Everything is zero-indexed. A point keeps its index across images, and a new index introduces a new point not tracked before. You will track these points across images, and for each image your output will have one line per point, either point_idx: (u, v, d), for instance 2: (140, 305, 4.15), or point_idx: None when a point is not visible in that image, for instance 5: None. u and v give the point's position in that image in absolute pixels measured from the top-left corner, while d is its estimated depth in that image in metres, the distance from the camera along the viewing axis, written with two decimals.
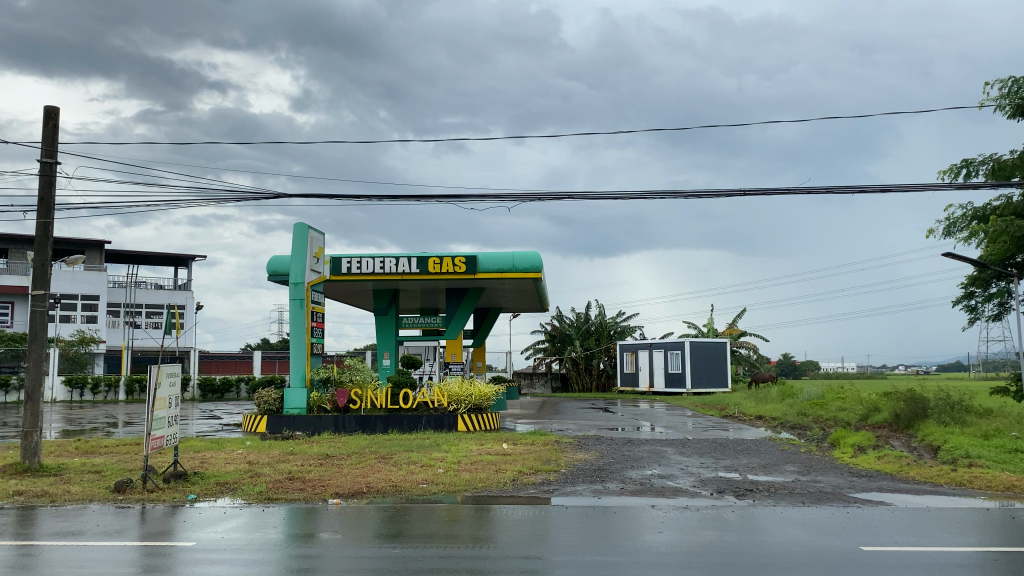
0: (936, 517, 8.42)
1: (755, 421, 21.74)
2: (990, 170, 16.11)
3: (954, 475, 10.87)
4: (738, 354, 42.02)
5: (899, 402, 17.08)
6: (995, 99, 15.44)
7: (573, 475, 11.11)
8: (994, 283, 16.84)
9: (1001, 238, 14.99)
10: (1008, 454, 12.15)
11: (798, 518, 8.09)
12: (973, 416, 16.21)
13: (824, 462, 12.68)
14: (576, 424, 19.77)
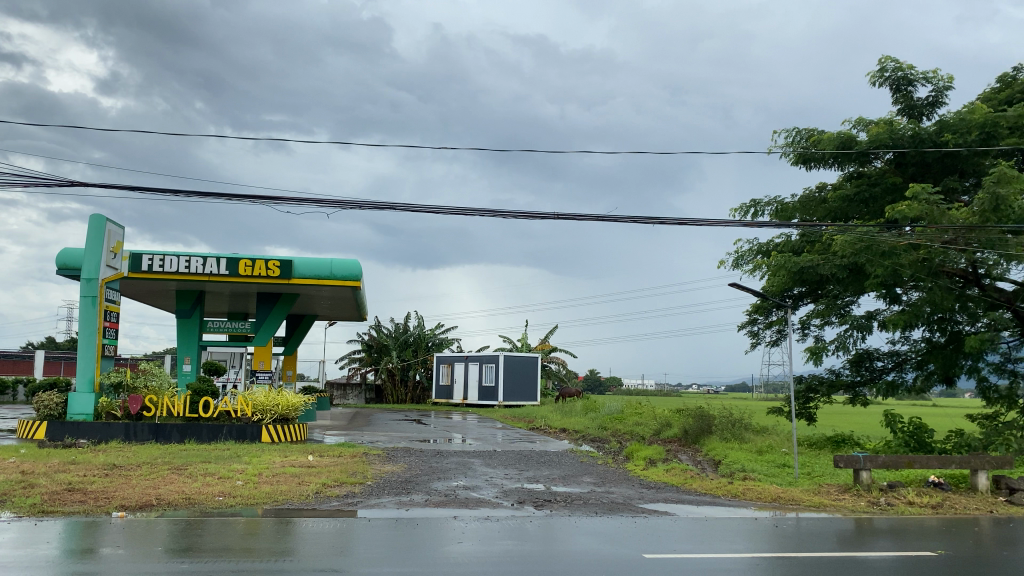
0: (714, 526, 9.18)
1: (560, 433, 22.64)
2: (774, 210, 17.79)
3: (731, 487, 11.86)
4: (548, 369, 43.41)
5: (689, 418, 18.39)
6: (781, 147, 17.07)
7: (377, 487, 11.06)
8: (774, 312, 18.60)
9: (780, 272, 16.54)
10: (777, 468, 13.43)
11: (591, 528, 8.52)
12: (750, 433, 17.78)
13: (618, 473, 13.41)
14: (386, 435, 19.62)
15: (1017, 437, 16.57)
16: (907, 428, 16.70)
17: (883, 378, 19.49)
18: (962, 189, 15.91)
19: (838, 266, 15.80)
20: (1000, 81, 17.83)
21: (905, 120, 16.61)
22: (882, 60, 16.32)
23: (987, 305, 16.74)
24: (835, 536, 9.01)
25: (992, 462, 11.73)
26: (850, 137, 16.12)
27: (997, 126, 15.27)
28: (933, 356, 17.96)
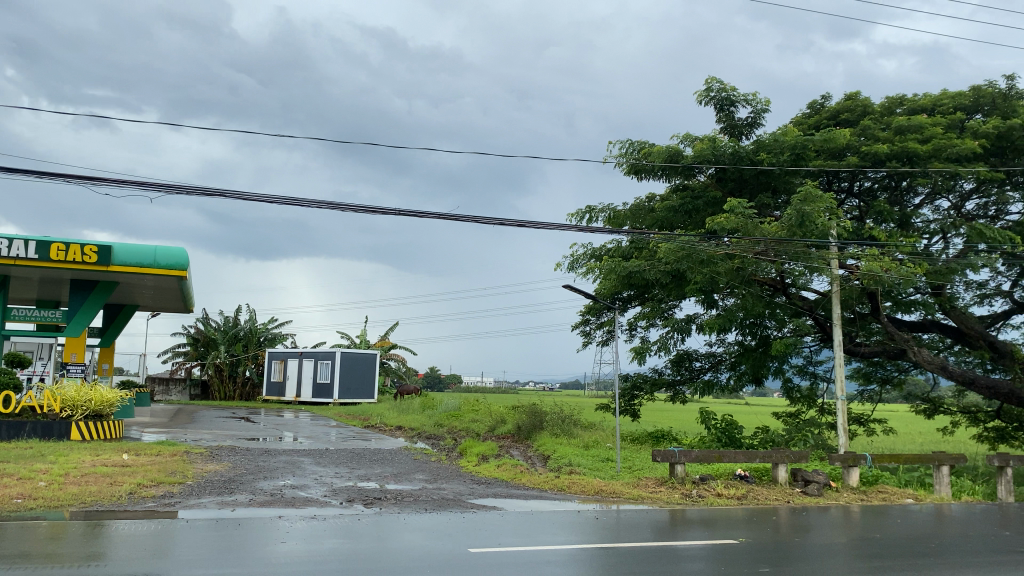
0: (539, 519, 9.49)
1: (395, 431, 22.54)
2: (608, 217, 18.56)
3: (557, 481, 12.28)
4: (387, 367, 42.96)
5: (522, 415, 18.87)
6: (615, 156, 17.79)
7: (199, 487, 10.60)
8: (604, 313, 19.44)
9: (610, 276, 17.29)
10: (601, 462, 14.06)
11: (420, 524, 8.58)
12: (578, 429, 18.50)
13: (450, 470, 13.56)
14: (211, 434, 18.78)
15: (814, 433, 18.29)
16: (720, 425, 17.94)
17: (701, 378, 20.80)
18: (774, 204, 17.30)
19: (662, 271, 16.70)
20: (810, 107, 19.52)
21: (726, 138, 17.84)
22: (708, 80, 17.42)
23: (791, 311, 18.16)
24: (650, 526, 9.55)
25: (790, 456, 12.81)
26: (678, 151, 17.09)
27: (805, 149, 16.73)
28: (745, 357, 19.32)
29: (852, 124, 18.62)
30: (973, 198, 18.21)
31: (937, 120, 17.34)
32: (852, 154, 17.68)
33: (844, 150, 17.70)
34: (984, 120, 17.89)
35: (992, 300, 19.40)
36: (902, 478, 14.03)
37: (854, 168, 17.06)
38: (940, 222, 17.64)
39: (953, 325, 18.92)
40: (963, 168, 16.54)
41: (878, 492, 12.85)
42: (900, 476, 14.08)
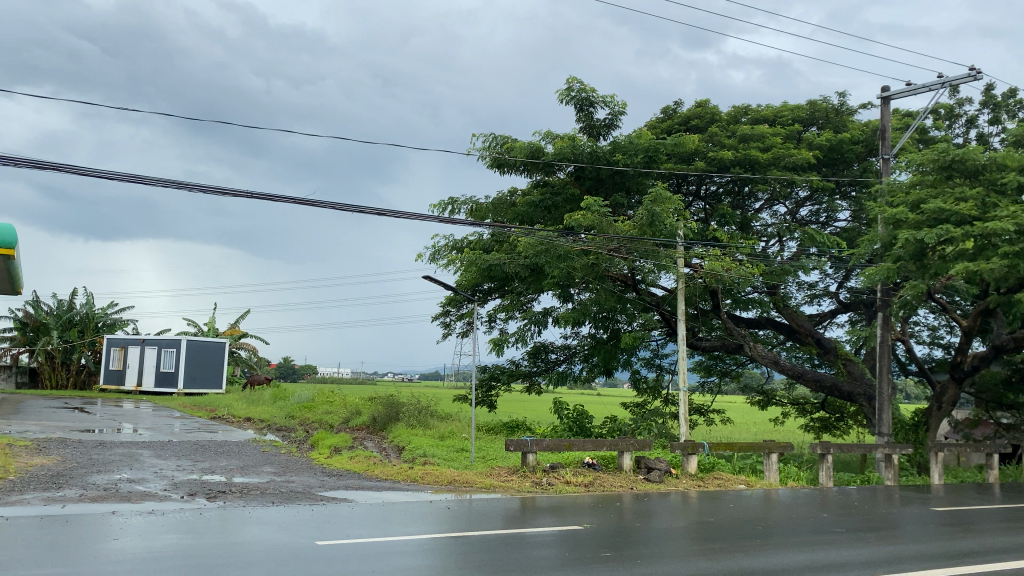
0: (391, 510, 9.47)
1: (244, 422, 21.80)
2: (470, 209, 18.67)
3: (411, 472, 12.30)
4: (237, 356, 41.34)
5: (377, 406, 18.71)
6: (479, 149, 17.90)
7: (22, 483, 9.86)
8: (465, 305, 19.61)
9: (471, 268, 17.42)
10: (456, 453, 14.18)
11: (267, 518, 8.37)
12: (434, 420, 18.58)
13: (300, 462, 13.27)
14: (39, 426, 17.47)
15: (658, 422, 19.22)
16: (571, 415, 18.51)
17: (556, 369, 21.33)
18: (627, 203, 18.00)
19: (521, 265, 16.99)
20: (663, 112, 20.40)
21: (585, 137, 18.35)
22: (569, 80, 17.85)
23: (641, 307, 18.89)
24: (501, 515, 9.74)
25: (635, 445, 13.38)
26: (539, 148, 17.39)
27: (657, 153, 17.48)
28: (597, 350, 20.01)
29: (701, 130, 19.61)
30: (806, 205, 19.60)
31: (777, 131, 18.57)
32: (701, 158, 18.63)
33: (693, 155, 18.59)
34: (817, 133, 19.31)
35: (820, 300, 21.00)
36: (736, 466, 14.96)
37: (702, 172, 17.99)
38: (777, 227, 18.89)
39: (785, 322, 20.30)
40: (799, 177, 17.80)
41: (714, 479, 13.65)
42: (734, 463, 15.00)
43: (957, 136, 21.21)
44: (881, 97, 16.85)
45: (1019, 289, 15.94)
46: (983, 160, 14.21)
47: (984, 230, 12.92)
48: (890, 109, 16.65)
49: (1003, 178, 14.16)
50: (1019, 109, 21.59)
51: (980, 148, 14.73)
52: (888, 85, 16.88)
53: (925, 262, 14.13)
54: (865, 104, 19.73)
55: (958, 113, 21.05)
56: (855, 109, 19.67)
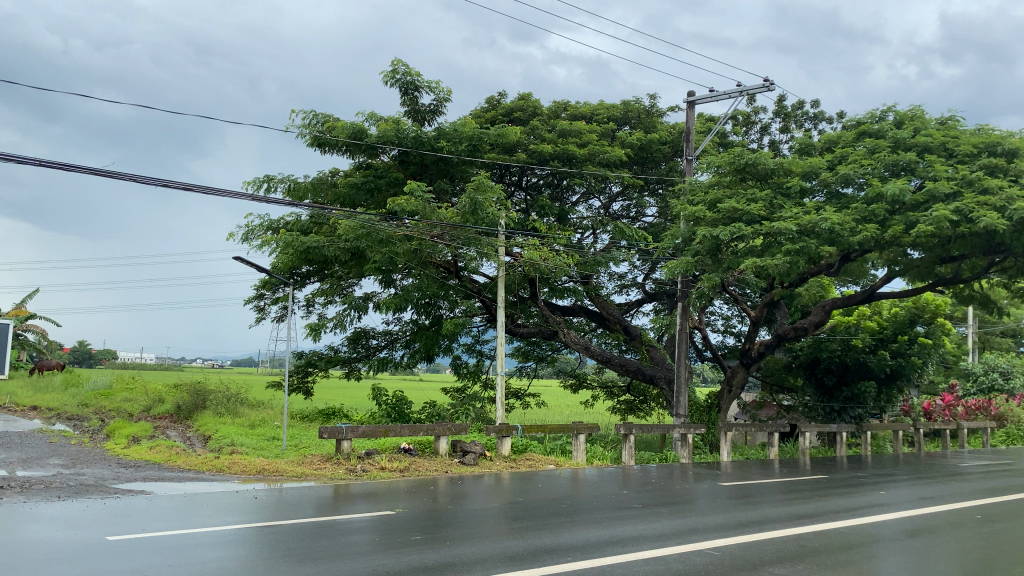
0: (194, 501, 9.04)
1: (27, 411, 19.95)
2: (287, 188, 18.07)
3: (216, 462, 11.79)
4: (23, 340, 37.66)
5: (182, 394, 17.76)
6: (298, 126, 17.34)
7: None
8: (281, 288, 18.99)
9: (288, 250, 16.82)
10: (266, 441, 13.76)
11: (51, 514, 7.73)
12: (244, 408, 17.93)
13: (93, 453, 12.35)
14: None
15: (476, 407, 19.60)
16: (390, 401, 18.47)
17: (376, 355, 21.11)
18: (450, 190, 18.14)
19: (341, 248, 16.64)
20: (488, 102, 20.66)
21: (410, 122, 18.26)
22: (394, 62, 17.67)
23: (463, 293, 18.99)
24: (313, 503, 9.56)
25: (451, 429, 13.54)
26: (362, 129, 17.05)
27: (481, 142, 17.71)
28: (418, 336, 20.05)
29: (523, 122, 20.05)
30: (619, 200, 20.60)
31: (593, 128, 19.41)
32: (522, 150, 19.04)
33: (515, 146, 18.98)
34: (630, 132, 20.33)
35: (629, 290, 22.17)
36: (547, 447, 15.55)
37: (523, 163, 18.42)
38: (592, 220, 19.72)
39: (597, 310, 21.25)
40: (612, 173, 18.72)
41: (526, 460, 14.12)
42: (546, 445, 15.59)
43: (752, 141, 23.09)
44: (687, 101, 17.99)
45: (799, 284, 17.63)
46: (772, 164, 15.56)
47: (771, 229, 14.15)
48: (696, 112, 17.82)
49: (788, 182, 15.61)
50: (806, 121, 23.78)
51: (771, 155, 16.09)
52: (694, 91, 18.04)
53: (720, 256, 15.31)
54: (674, 107, 20.96)
55: (754, 121, 22.90)
56: (664, 112, 20.88)
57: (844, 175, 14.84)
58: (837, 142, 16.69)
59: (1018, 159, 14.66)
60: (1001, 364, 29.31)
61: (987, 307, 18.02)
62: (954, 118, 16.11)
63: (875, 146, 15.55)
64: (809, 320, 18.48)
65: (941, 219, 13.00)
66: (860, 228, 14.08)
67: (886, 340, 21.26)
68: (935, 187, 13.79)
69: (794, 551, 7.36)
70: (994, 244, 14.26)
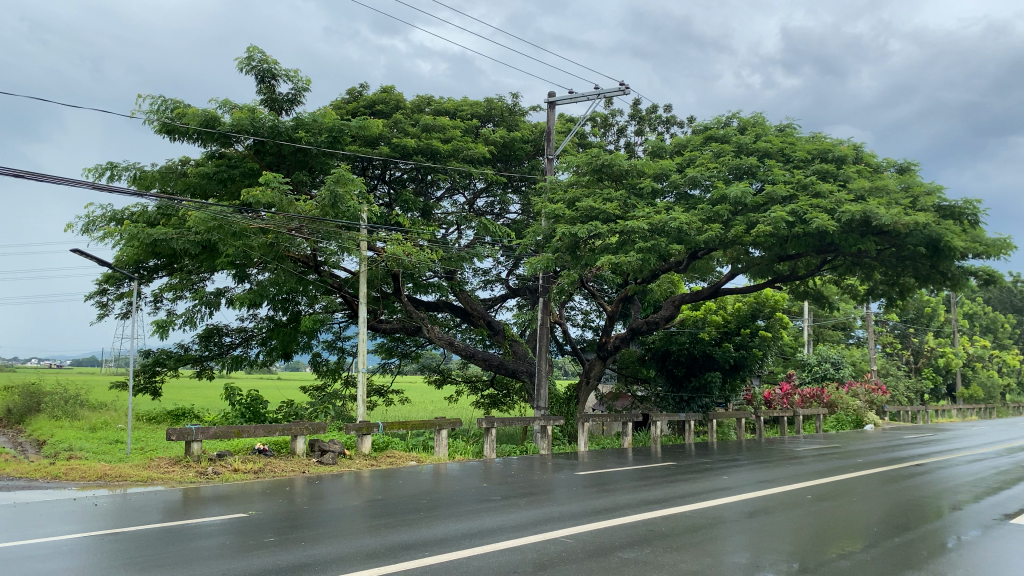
0: (26, 511, 8.41)
1: None
2: (133, 177, 17.08)
3: (51, 469, 11.00)
4: None
5: (14, 396, 16.49)
6: (144, 112, 16.42)
7: None
8: (125, 283, 17.96)
9: (132, 243, 15.90)
10: (109, 445, 12.98)
11: None
12: (83, 410, 16.85)
13: None
14: None
15: (335, 405, 19.26)
16: (244, 401, 17.85)
17: (230, 353, 20.34)
18: (309, 182, 17.72)
19: (191, 241, 15.90)
20: (349, 94, 20.29)
21: (266, 111, 17.68)
22: (250, 49, 17.05)
23: (322, 289, 18.55)
24: (161, 508, 9.10)
25: (309, 428, 13.25)
26: (215, 117, 16.33)
27: (341, 134, 17.37)
28: (275, 332, 19.46)
29: (385, 115, 19.84)
30: (482, 196, 20.77)
31: (456, 124, 19.48)
32: (384, 143, 18.83)
33: (377, 139, 18.76)
34: (493, 129, 20.52)
35: (492, 286, 22.39)
36: (409, 443, 15.49)
37: (386, 157, 18.20)
38: (455, 216, 19.77)
39: (460, 306, 21.33)
40: (474, 170, 18.88)
41: (386, 457, 14.01)
42: (407, 441, 15.52)
43: (610, 143, 23.86)
44: (548, 101, 18.35)
45: (652, 280, 18.39)
46: (627, 166, 16.15)
47: (626, 228, 14.67)
48: (556, 112, 18.21)
49: (642, 183, 16.25)
50: (659, 124, 24.82)
51: (626, 156, 16.68)
52: (555, 91, 18.43)
53: (578, 253, 15.77)
54: (535, 107, 21.33)
55: (611, 123, 23.72)
56: (526, 111, 21.20)
57: (692, 177, 15.58)
58: (686, 145, 17.51)
59: (845, 165, 15.88)
60: (832, 354, 31.65)
61: (819, 302, 19.45)
62: (791, 126, 17.26)
63: (721, 150, 16.44)
64: (661, 314, 19.33)
65: (778, 220, 13.92)
66: (706, 227, 14.84)
67: (730, 333, 22.60)
68: (773, 191, 14.74)
69: (644, 535, 7.69)
70: (824, 244, 15.40)
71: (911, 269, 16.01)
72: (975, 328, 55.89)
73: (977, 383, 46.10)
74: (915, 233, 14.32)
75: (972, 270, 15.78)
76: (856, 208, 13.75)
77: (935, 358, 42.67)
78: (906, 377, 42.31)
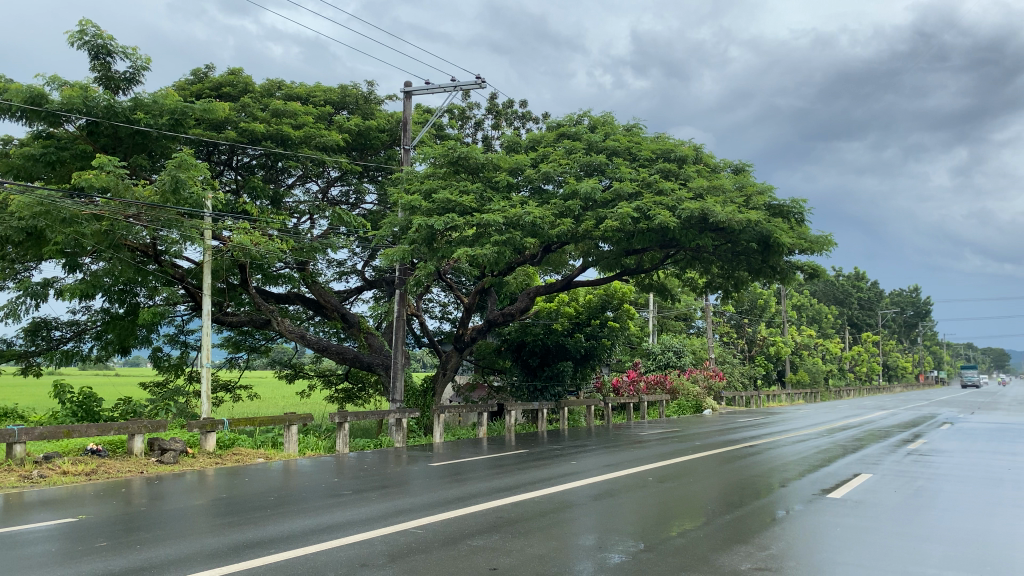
0: None
1: None
2: None
3: None
4: None
5: None
6: None
7: None
8: None
9: None
10: None
11: None
12: None
13: None
14: None
15: (178, 402, 18.38)
16: (76, 399, 16.75)
17: (60, 348, 18.98)
18: (149, 167, 16.90)
19: (13, 228, 14.70)
20: (193, 75, 19.34)
21: (101, 90, 16.60)
22: (83, 22, 15.93)
23: (163, 280, 17.61)
24: None
25: (147, 426, 12.57)
26: (42, 93, 15.14)
27: (184, 116, 16.56)
28: (110, 326, 18.32)
29: (233, 99, 19.07)
30: (337, 185, 20.36)
31: (309, 110, 18.99)
32: (231, 128, 18.11)
33: (224, 124, 18.04)
34: (347, 117, 20.15)
35: (347, 277, 22.03)
36: (257, 440, 15.03)
37: (232, 142, 17.52)
38: (308, 205, 19.29)
39: (313, 298, 20.86)
40: (328, 158, 18.49)
41: (233, 455, 13.53)
42: (255, 438, 15.04)
43: (467, 135, 24.01)
44: (404, 91, 18.23)
45: (507, 272, 18.66)
46: (482, 159, 16.32)
47: (481, 221, 14.81)
48: (412, 103, 18.11)
49: (497, 176, 16.47)
50: (515, 119, 25.19)
51: (482, 149, 16.84)
52: (411, 81, 18.32)
53: (434, 245, 15.78)
54: (391, 96, 21.15)
55: (468, 115, 23.90)
56: (382, 100, 20.97)
57: (545, 173, 15.94)
58: (540, 141, 17.88)
59: (687, 165, 16.75)
60: (675, 343, 33.25)
61: (663, 295, 20.41)
62: (638, 126, 17.99)
63: (572, 147, 16.91)
64: (515, 306, 19.66)
65: (624, 216, 14.47)
66: (558, 221, 15.23)
67: (581, 323, 23.28)
68: (620, 187, 15.31)
69: (494, 523, 7.84)
70: (668, 239, 16.16)
71: (745, 263, 17.08)
72: (803, 319, 60.34)
73: (804, 369, 49.84)
74: (749, 230, 15.28)
75: (798, 264, 17.04)
76: (694, 206, 14.53)
77: (767, 346, 45.79)
78: (742, 365, 45.09)
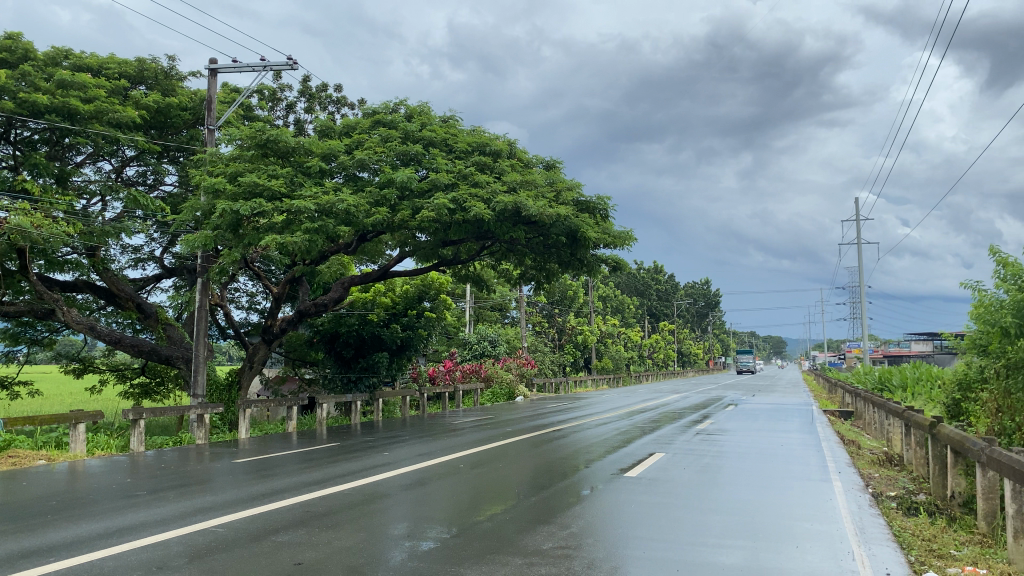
0: None
1: None
2: None
3: None
4: None
5: None
6: None
7: None
8: None
9: None
10: None
11: None
12: None
13: None
14: None
15: None
16: None
17: None
18: None
19: None
20: None
21: None
22: None
23: None
24: None
25: None
26: None
27: None
28: None
29: (10, 65, 17.27)
30: (132, 165, 19.01)
31: (101, 83, 17.52)
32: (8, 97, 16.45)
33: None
34: (145, 92, 18.81)
35: (144, 264, 20.64)
36: (38, 441, 13.76)
37: (9, 114, 15.91)
38: (99, 185, 17.89)
39: (104, 286, 19.37)
40: (122, 135, 17.25)
41: (8, 457, 12.31)
42: (36, 438, 13.78)
43: (278, 118, 23.18)
44: (209, 68, 17.30)
45: (321, 261, 18.22)
46: (293, 143, 15.79)
47: (291, 207, 14.35)
48: (218, 81, 17.22)
49: (309, 162, 16.03)
50: (329, 103, 24.63)
51: (293, 133, 16.31)
52: (217, 58, 17.43)
53: (241, 232, 15.10)
54: (195, 73, 19.98)
55: (280, 97, 23.08)
56: (185, 76, 19.76)
57: (360, 160, 15.69)
58: (355, 128, 17.57)
59: (501, 159, 17.11)
60: (490, 333, 33.92)
61: (478, 285, 20.78)
62: (454, 118, 18.13)
63: (388, 136, 16.77)
64: (329, 296, 19.23)
65: (440, 206, 14.58)
66: (373, 211, 15.08)
67: (398, 314, 23.15)
68: (436, 178, 15.41)
69: (303, 517, 7.69)
70: (482, 231, 16.44)
71: (555, 256, 17.73)
72: (608, 309, 63.58)
73: (607, 356, 52.61)
74: (558, 224, 15.90)
75: (604, 258, 17.91)
76: (508, 199, 14.89)
77: (574, 335, 47.97)
78: (551, 352, 46.91)
